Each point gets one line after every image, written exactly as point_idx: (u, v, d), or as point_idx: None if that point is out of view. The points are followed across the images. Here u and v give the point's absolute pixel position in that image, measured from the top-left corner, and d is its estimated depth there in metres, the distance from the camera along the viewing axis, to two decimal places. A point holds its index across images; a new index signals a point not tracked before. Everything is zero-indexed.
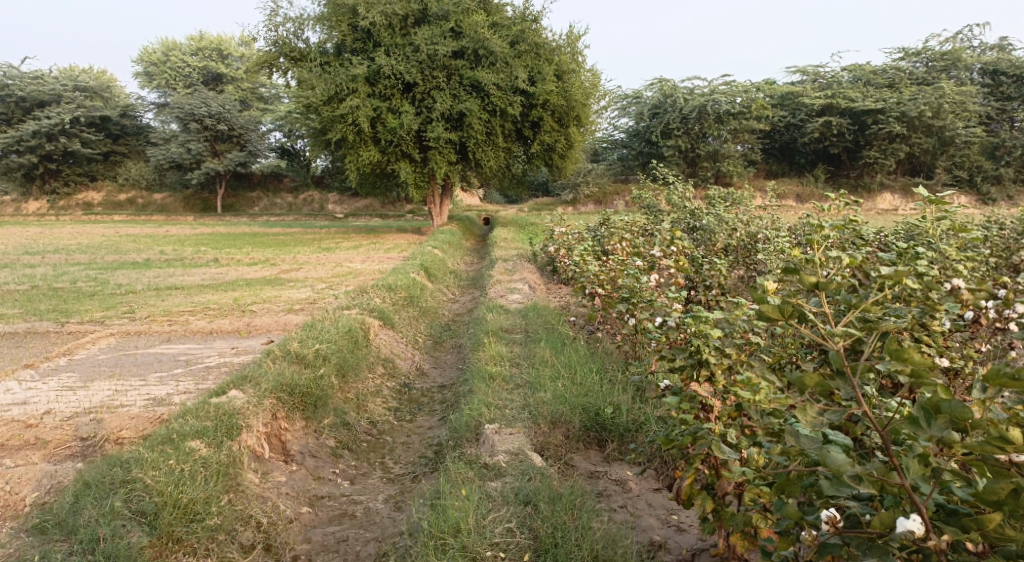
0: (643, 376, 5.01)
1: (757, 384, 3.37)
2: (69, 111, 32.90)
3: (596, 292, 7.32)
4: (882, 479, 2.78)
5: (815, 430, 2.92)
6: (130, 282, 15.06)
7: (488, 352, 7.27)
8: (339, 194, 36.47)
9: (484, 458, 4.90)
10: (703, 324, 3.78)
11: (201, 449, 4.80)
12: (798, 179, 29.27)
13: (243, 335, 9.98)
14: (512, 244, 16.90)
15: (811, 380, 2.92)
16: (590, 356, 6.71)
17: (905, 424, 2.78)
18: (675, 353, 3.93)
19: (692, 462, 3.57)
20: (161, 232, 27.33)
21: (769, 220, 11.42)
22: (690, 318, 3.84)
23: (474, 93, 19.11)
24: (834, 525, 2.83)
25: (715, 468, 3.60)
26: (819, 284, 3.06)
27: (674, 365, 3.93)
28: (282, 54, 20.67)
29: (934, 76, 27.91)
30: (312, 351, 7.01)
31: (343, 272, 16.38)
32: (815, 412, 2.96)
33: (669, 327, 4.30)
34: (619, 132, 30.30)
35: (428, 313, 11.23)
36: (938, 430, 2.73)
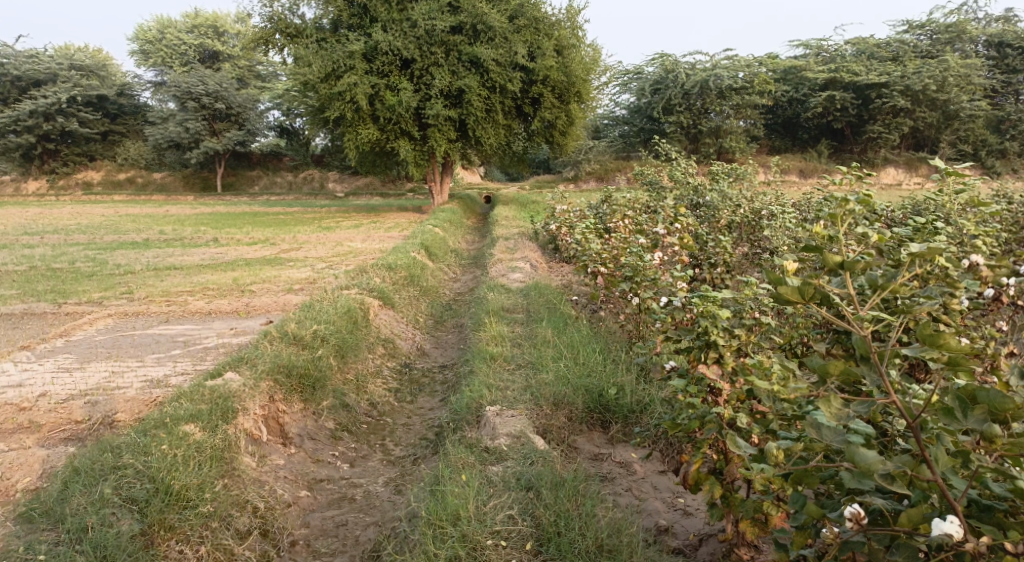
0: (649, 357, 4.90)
1: (769, 368, 3.23)
2: (66, 89, 32.63)
3: (598, 270, 7.20)
4: (914, 475, 2.65)
5: (839, 420, 2.74)
6: (129, 262, 14.93)
7: (489, 332, 7.16)
8: (340, 173, 36.27)
9: (485, 441, 4.81)
10: (711, 305, 3.68)
11: (196, 433, 4.71)
12: (800, 155, 29.02)
13: (242, 315, 9.86)
14: (514, 222, 16.74)
15: (836, 368, 2.74)
16: (593, 335, 6.60)
17: (941, 416, 2.67)
18: (682, 334, 3.83)
19: (699, 447, 3.48)
20: (161, 211, 27.19)
21: (774, 197, 11.26)
22: (698, 299, 3.73)
23: (473, 69, 18.88)
24: (858, 522, 2.60)
25: (723, 453, 3.53)
26: (845, 263, 2.86)
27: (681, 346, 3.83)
28: (279, 31, 20.40)
29: (938, 49, 27.58)
30: (310, 332, 6.89)
31: (343, 251, 16.24)
32: (840, 403, 2.76)
33: (676, 305, 4.16)
34: (621, 109, 30.02)
35: (428, 292, 11.11)
36: (977, 422, 2.62)
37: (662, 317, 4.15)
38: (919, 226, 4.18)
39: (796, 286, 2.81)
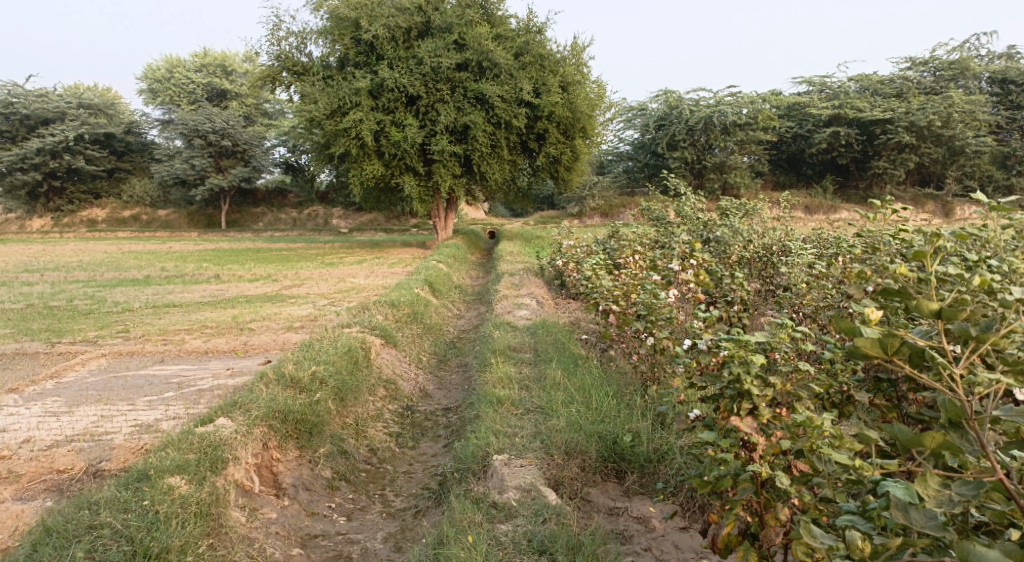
0: (674, 408, 4.56)
1: (819, 426, 3.18)
2: (73, 128, 32.69)
3: (610, 308, 6.86)
4: None
5: (939, 504, 2.78)
6: (128, 299, 14.69)
7: (496, 374, 6.84)
8: (343, 209, 36.15)
9: (493, 495, 4.54)
10: (743, 349, 3.48)
11: (181, 486, 4.39)
12: (805, 191, 28.77)
13: (240, 354, 9.56)
14: (519, 257, 16.51)
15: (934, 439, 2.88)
16: (604, 377, 6.28)
17: None
18: (708, 380, 3.62)
19: (731, 507, 3.38)
20: (164, 248, 27.03)
21: (785, 232, 10.99)
22: (729, 340, 3.53)
23: (479, 105, 18.75)
24: None
25: (757, 515, 3.40)
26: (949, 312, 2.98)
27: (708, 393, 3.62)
28: (286, 68, 20.38)
29: (942, 85, 27.44)
30: (308, 373, 6.53)
31: (346, 288, 16.00)
32: (938, 483, 2.83)
33: (705, 349, 3.85)
34: (625, 145, 29.88)
35: (432, 330, 10.82)
36: None
37: (691, 360, 3.85)
38: (974, 261, 4.05)
39: (875, 338, 2.96)
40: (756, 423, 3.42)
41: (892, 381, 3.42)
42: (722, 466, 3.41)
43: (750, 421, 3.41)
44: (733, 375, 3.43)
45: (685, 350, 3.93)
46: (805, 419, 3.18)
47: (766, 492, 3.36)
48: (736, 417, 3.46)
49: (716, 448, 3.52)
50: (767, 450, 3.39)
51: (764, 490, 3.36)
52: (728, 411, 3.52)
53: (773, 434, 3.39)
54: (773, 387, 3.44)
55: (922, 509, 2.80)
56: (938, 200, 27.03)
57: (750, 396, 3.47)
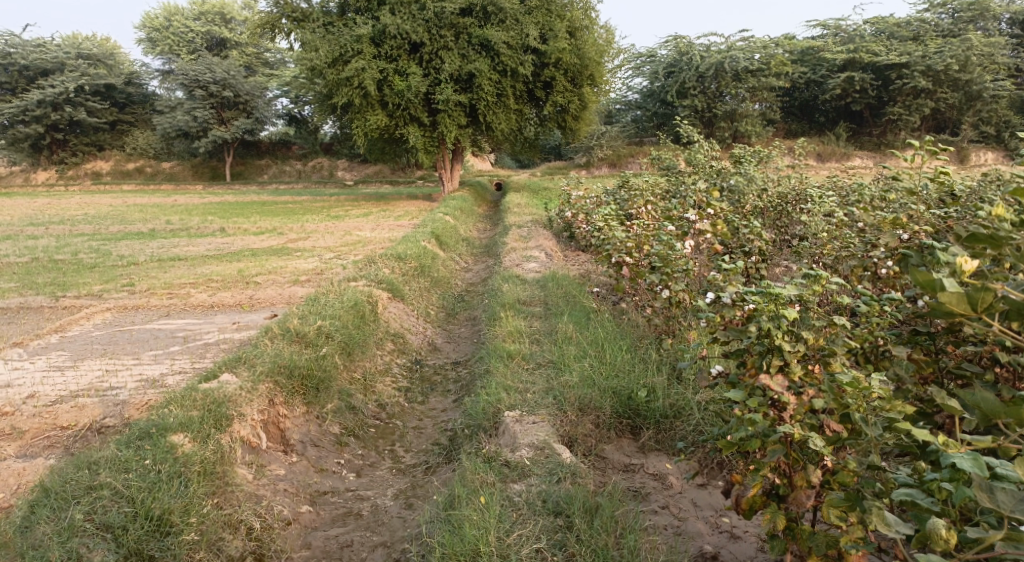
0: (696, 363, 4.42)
1: (867, 386, 3.06)
2: (74, 79, 32.21)
3: (623, 260, 6.66)
4: None
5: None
6: (133, 253, 14.54)
7: (506, 328, 6.70)
8: (349, 161, 35.79)
9: (505, 454, 4.45)
10: (775, 305, 3.37)
11: (185, 444, 4.32)
12: (818, 138, 28.29)
13: (245, 308, 9.41)
14: (527, 209, 16.27)
15: None
16: (617, 331, 6.13)
17: None
18: (732, 335, 3.54)
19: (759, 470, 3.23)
20: (170, 201, 26.82)
21: (800, 182, 10.72)
22: (759, 294, 3.43)
23: (484, 52, 18.31)
24: None
25: (788, 476, 3.28)
26: None
27: (732, 348, 3.54)
28: (286, 15, 19.89)
29: (960, 28, 26.71)
30: (313, 328, 6.41)
31: (353, 241, 15.82)
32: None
33: (731, 302, 3.68)
34: (633, 93, 29.34)
35: (439, 283, 10.66)
36: None
37: (714, 314, 3.66)
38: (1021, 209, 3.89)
39: (964, 295, 2.73)
40: (787, 380, 3.30)
41: (931, 335, 3.40)
42: (750, 426, 3.23)
43: (780, 378, 3.30)
44: (763, 330, 3.32)
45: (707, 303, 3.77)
46: (855, 379, 3.05)
47: (795, 454, 3.24)
48: (765, 374, 3.31)
49: (742, 407, 3.36)
50: (797, 408, 3.26)
51: (793, 450, 3.23)
52: (755, 367, 3.41)
53: (805, 393, 3.25)
54: (807, 342, 3.33)
55: (1009, 491, 2.56)
56: (953, 147, 26.55)
57: (781, 351, 3.35)
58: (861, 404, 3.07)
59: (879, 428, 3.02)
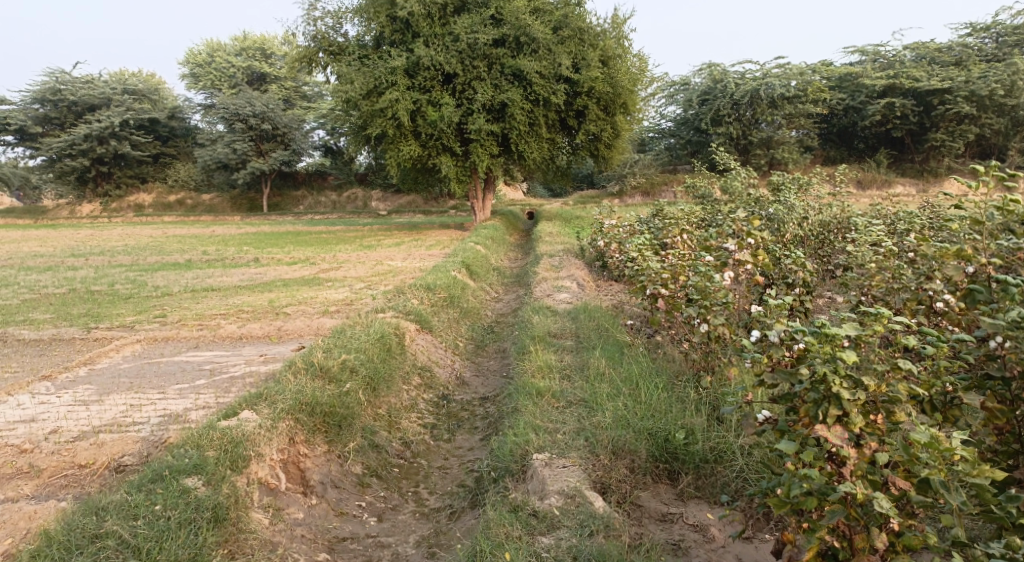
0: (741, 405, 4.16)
1: (947, 447, 3.02)
2: (118, 113, 32.88)
3: (658, 292, 6.39)
4: None
5: None
6: (168, 283, 14.58)
7: (536, 362, 6.48)
8: (383, 191, 35.98)
9: (533, 502, 4.23)
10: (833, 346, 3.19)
11: (199, 488, 4.17)
12: (858, 165, 27.72)
13: (274, 340, 9.27)
14: (559, 238, 16.09)
15: None
16: (651, 367, 5.89)
17: None
18: (779, 376, 3.34)
19: (816, 530, 3.17)
20: (208, 232, 27.10)
21: (840, 211, 10.39)
22: (816, 335, 3.24)
23: (517, 82, 18.26)
24: None
25: (847, 538, 3.21)
26: None
27: (781, 391, 3.34)
28: (322, 48, 20.08)
29: (1004, 52, 26.10)
30: (337, 362, 6.22)
31: (384, 271, 15.72)
32: None
33: (779, 340, 3.45)
34: (668, 121, 29.11)
35: (470, 314, 10.47)
36: None
37: (762, 356, 3.41)
38: None
39: None
40: (845, 432, 3.14)
41: (1006, 381, 3.34)
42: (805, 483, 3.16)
43: (839, 429, 3.14)
44: (820, 376, 3.15)
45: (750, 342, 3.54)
46: (932, 440, 3.00)
47: (855, 512, 3.14)
48: (822, 425, 3.16)
49: (795, 461, 3.27)
50: (857, 463, 3.16)
51: (852, 509, 3.14)
52: (810, 415, 3.23)
53: (866, 446, 3.18)
54: (868, 390, 3.15)
55: None
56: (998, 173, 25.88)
57: (838, 400, 3.18)
58: (941, 466, 3.07)
59: (960, 495, 3.04)
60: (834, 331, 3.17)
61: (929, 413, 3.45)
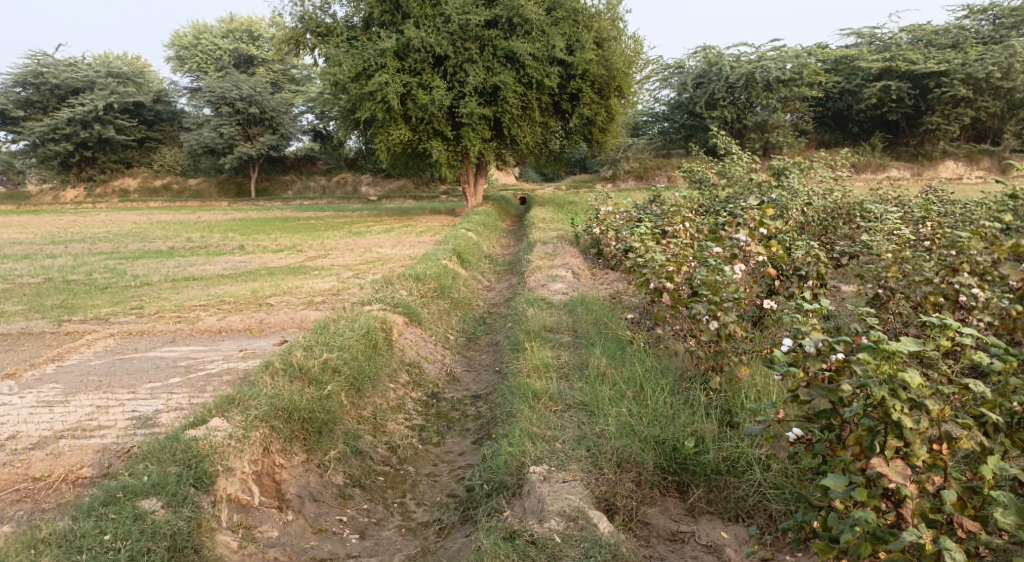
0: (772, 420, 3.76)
1: None
2: (101, 97, 32.12)
3: (663, 286, 5.86)
4: None
5: None
6: (147, 272, 14.08)
7: (531, 360, 6.05)
8: (373, 176, 35.42)
9: (530, 526, 3.87)
10: (889, 368, 3.01)
11: (157, 511, 3.93)
12: (852, 148, 27.30)
13: (255, 333, 8.81)
14: (553, 224, 15.66)
15: None
16: (654, 368, 5.50)
17: None
18: (817, 395, 3.16)
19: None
20: (193, 218, 26.53)
21: (846, 198, 9.99)
22: (869, 358, 3.06)
23: (510, 64, 17.74)
24: None
25: None
26: None
27: (820, 413, 3.19)
28: (309, 30, 19.51)
29: (1001, 34, 25.68)
30: (319, 361, 5.77)
31: (372, 259, 15.29)
32: None
33: (815, 351, 3.22)
34: (661, 105, 28.61)
35: (461, 305, 10.04)
36: None
37: (794, 372, 3.17)
38: None
39: None
40: (906, 465, 2.99)
41: None
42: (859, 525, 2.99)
43: (900, 464, 2.98)
44: (877, 399, 2.97)
45: (777, 350, 3.33)
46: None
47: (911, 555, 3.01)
48: (880, 461, 3.00)
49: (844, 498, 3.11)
50: (918, 502, 3.02)
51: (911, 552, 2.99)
52: (861, 444, 3.07)
53: (925, 480, 3.04)
54: (930, 414, 2.98)
55: None
56: (994, 157, 25.67)
57: (897, 429, 3.02)
58: None
59: None
60: (890, 349, 2.99)
61: (993, 436, 3.13)
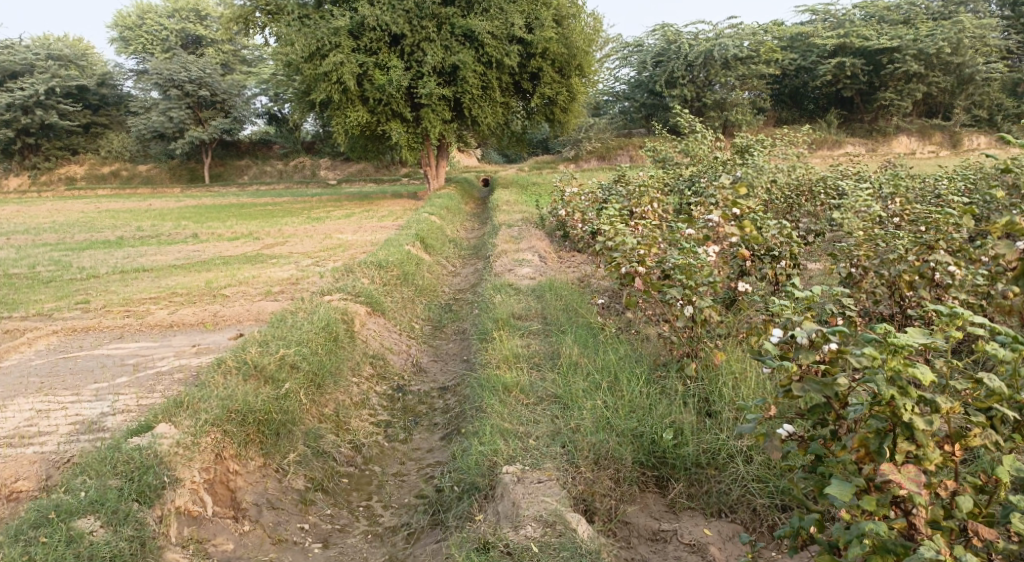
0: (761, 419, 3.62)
1: None
2: (43, 81, 30.91)
3: (634, 271, 5.63)
4: None
5: None
6: (95, 264, 13.51)
7: (502, 350, 5.80)
8: (332, 159, 34.75)
9: (505, 535, 3.64)
10: (895, 363, 2.89)
11: (95, 530, 3.66)
12: (810, 126, 27.39)
13: (208, 328, 8.42)
14: (516, 206, 15.39)
15: None
16: (629, 357, 5.28)
17: None
18: (814, 391, 3.05)
19: None
20: (145, 206, 25.72)
21: (813, 176, 9.87)
22: (873, 352, 2.94)
23: (468, 43, 17.35)
24: None
25: None
26: None
27: (819, 412, 3.09)
28: (259, 8, 18.88)
29: (951, 10, 25.92)
30: (276, 358, 5.44)
31: (332, 245, 14.88)
32: None
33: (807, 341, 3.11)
34: (621, 84, 28.40)
35: (425, 292, 9.73)
36: None
37: (790, 367, 3.04)
38: None
39: None
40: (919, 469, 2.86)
41: None
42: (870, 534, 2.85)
43: (914, 471, 2.83)
44: (885, 397, 2.85)
45: (768, 344, 3.23)
46: None
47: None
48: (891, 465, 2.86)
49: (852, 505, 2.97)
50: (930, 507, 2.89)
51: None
52: (867, 448, 2.94)
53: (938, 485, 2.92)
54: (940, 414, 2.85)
55: None
56: (945, 132, 26.00)
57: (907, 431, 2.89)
58: None
59: None
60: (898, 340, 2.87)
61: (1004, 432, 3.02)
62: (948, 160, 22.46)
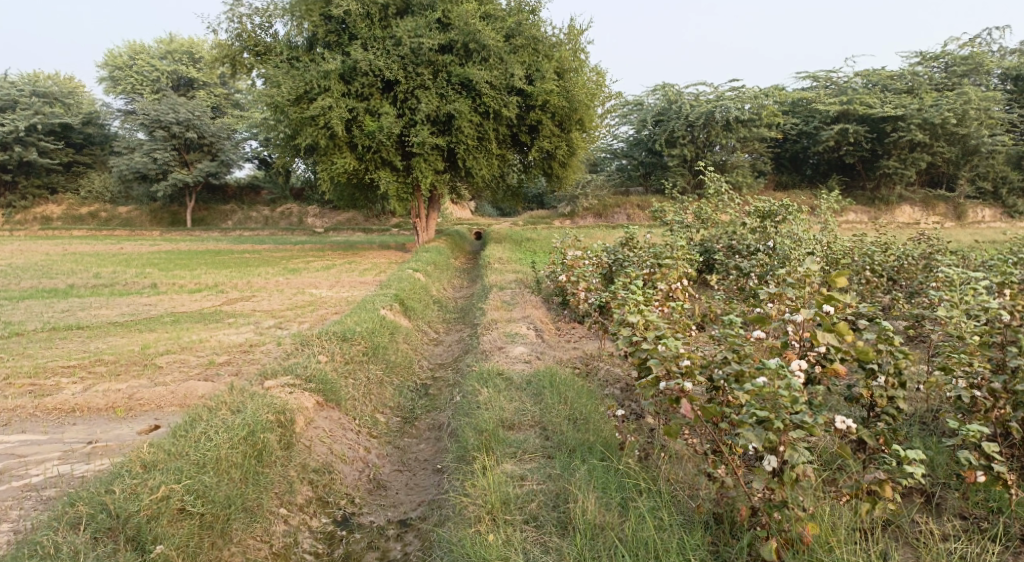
0: None
1: None
2: (24, 117, 29.43)
3: (683, 388, 3.81)
4: None
5: None
6: (29, 318, 11.79)
7: (486, 491, 4.29)
8: (319, 207, 33.13)
9: None
10: None
11: None
12: (811, 192, 26.06)
13: (118, 416, 6.59)
14: (510, 265, 13.86)
15: None
16: (680, 518, 3.93)
17: None
18: None
19: None
20: (115, 249, 24.02)
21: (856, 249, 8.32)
22: None
23: (465, 92, 15.92)
24: None
25: None
26: None
27: None
28: (247, 48, 17.44)
29: (954, 81, 24.69)
30: (151, 502, 4.22)
31: (302, 302, 13.31)
32: None
33: None
34: (620, 142, 26.99)
35: (398, 367, 7.98)
36: None
37: None
38: None
39: None
40: None
41: None
42: None
43: None
44: None
45: None
46: None
47: None
48: None
49: None
50: None
51: None
52: None
53: None
54: None
55: None
56: (948, 203, 24.82)
57: None
58: None
59: None
60: None
61: None
62: (961, 232, 21.05)
